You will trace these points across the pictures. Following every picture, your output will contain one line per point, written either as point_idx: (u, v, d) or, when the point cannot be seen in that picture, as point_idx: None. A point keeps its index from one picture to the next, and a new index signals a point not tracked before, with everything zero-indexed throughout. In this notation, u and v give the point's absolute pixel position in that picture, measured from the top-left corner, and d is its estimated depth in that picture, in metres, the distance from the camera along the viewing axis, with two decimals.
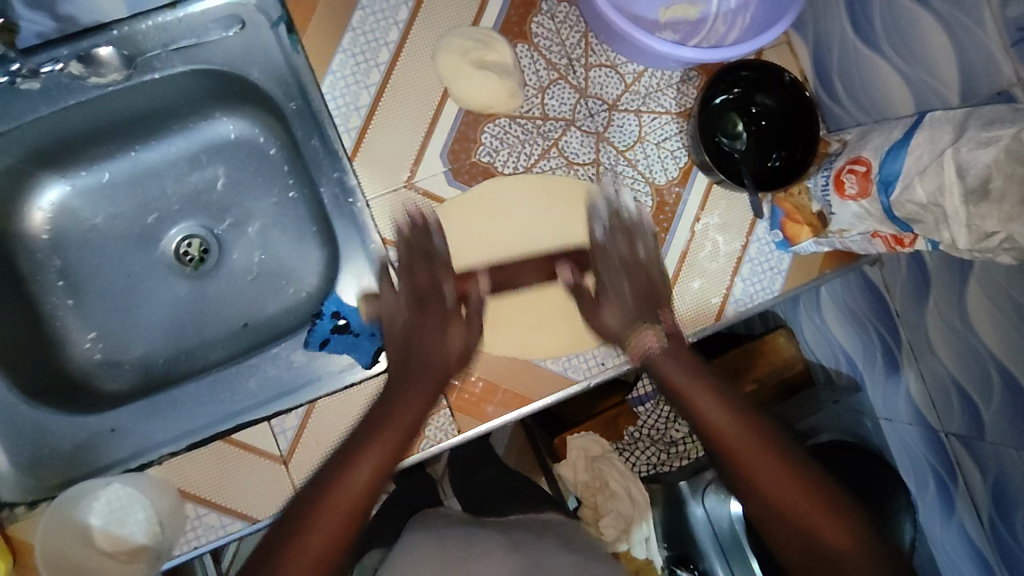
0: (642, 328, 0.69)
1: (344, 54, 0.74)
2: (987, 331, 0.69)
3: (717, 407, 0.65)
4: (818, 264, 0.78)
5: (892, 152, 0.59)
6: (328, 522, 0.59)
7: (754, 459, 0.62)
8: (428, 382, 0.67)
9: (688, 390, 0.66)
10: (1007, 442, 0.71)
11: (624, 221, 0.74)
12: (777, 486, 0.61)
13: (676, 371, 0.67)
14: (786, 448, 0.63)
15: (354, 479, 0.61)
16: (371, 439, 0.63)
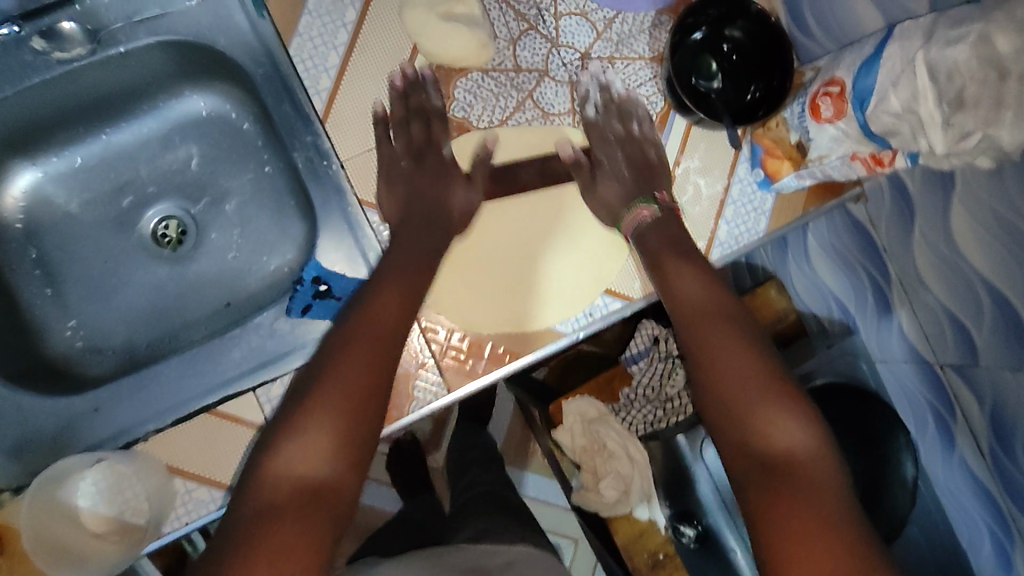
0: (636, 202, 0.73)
1: (310, 16, 0.73)
2: (974, 253, 0.68)
3: (697, 287, 0.65)
4: (801, 203, 0.78)
5: (865, 66, 0.59)
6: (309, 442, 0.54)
7: (718, 336, 0.61)
8: (401, 297, 0.64)
9: (667, 262, 0.68)
10: (1001, 365, 0.70)
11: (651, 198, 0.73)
12: (724, 375, 0.59)
13: (656, 237, 0.70)
14: (750, 338, 0.61)
15: (325, 408, 0.56)
16: (334, 363, 0.58)
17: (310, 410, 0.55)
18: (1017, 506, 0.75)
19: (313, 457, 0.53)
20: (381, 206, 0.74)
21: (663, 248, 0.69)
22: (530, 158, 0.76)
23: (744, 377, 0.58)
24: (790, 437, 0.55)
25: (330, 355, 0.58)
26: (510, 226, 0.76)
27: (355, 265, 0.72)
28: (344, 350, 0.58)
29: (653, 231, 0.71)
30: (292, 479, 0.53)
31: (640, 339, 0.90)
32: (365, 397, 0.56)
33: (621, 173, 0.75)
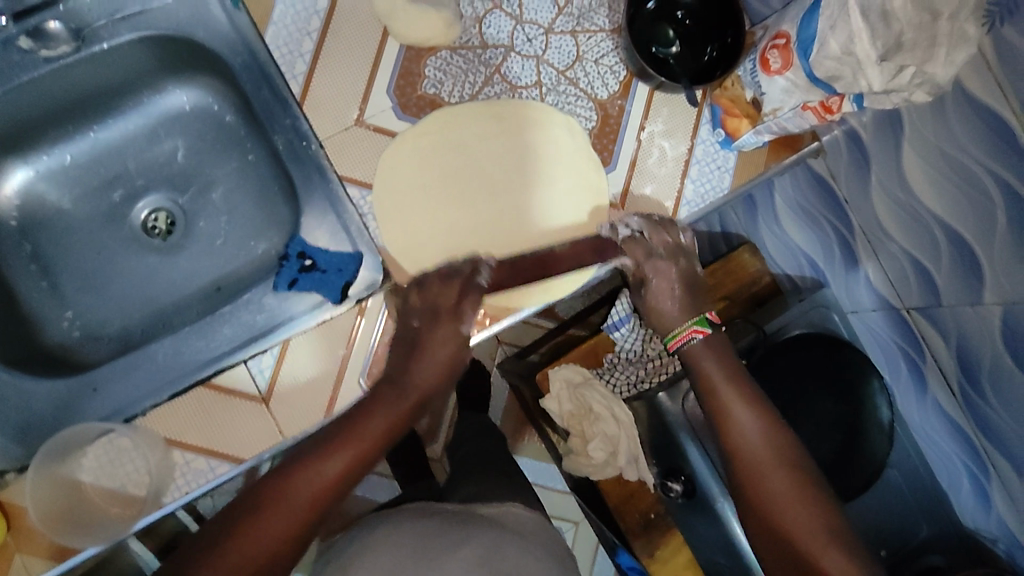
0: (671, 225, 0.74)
1: (283, 5, 0.76)
2: (926, 193, 0.72)
3: (758, 430, 0.62)
4: (763, 159, 0.81)
5: (806, 17, 0.62)
6: (286, 517, 0.50)
7: (772, 477, 0.60)
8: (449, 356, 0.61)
9: (724, 394, 0.64)
10: (962, 300, 0.74)
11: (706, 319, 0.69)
12: (795, 518, 0.58)
13: (718, 367, 0.66)
14: (822, 497, 0.59)
15: (321, 474, 0.52)
16: (339, 438, 0.54)
17: (245, 517, 0.49)
18: (987, 438, 0.79)
19: (251, 553, 0.48)
20: (361, 182, 0.77)
21: (715, 374, 0.66)
22: (495, 129, 0.78)
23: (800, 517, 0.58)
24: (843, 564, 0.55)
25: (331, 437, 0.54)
26: (490, 137, 0.78)
27: (338, 237, 0.75)
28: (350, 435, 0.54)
29: (708, 358, 0.67)
30: (268, 543, 0.49)
31: (622, 308, 0.94)
32: (295, 535, 0.50)
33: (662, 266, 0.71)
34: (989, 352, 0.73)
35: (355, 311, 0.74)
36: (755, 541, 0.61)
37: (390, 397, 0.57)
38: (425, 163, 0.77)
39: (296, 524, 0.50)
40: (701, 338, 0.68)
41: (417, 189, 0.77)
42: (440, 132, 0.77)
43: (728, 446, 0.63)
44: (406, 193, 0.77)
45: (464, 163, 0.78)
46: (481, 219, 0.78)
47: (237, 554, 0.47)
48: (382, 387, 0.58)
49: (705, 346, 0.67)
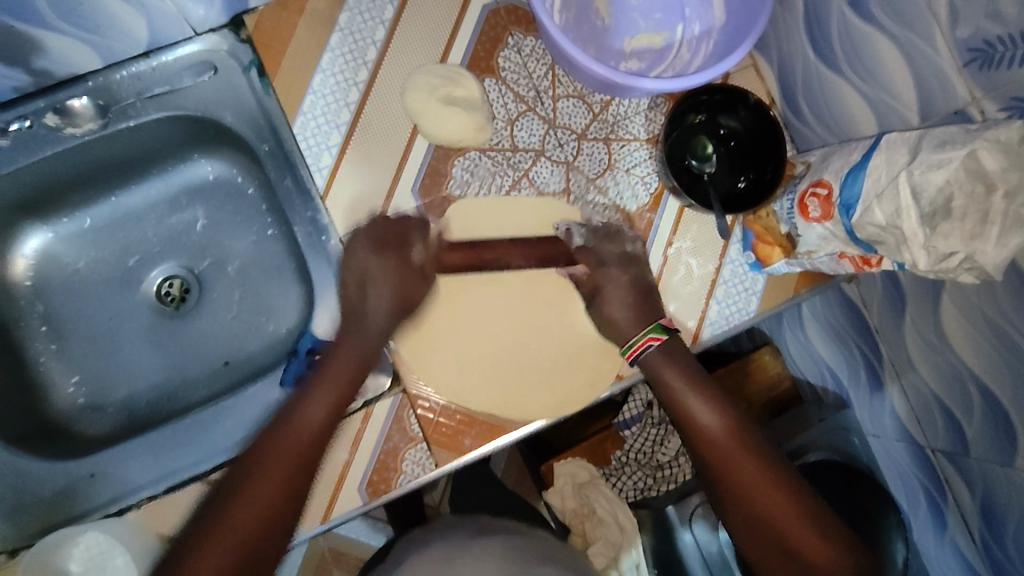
0: (641, 332, 0.71)
1: (314, 95, 0.75)
2: (962, 345, 0.69)
3: (715, 423, 0.69)
4: (792, 284, 0.78)
5: (851, 174, 0.60)
6: (270, 486, 0.61)
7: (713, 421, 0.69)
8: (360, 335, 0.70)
9: (690, 402, 0.70)
10: (991, 459, 0.70)
11: (661, 325, 0.71)
12: (774, 511, 0.65)
13: (675, 374, 0.70)
14: (774, 462, 0.67)
15: (241, 510, 0.60)
16: (337, 346, 0.70)
17: (243, 480, 0.61)
18: None
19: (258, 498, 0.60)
20: None
21: (680, 383, 0.70)
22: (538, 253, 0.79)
23: (782, 516, 0.64)
24: (830, 562, 0.62)
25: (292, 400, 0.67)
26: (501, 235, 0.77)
27: None
28: (287, 438, 0.63)
29: (667, 368, 0.70)
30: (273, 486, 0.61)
31: (634, 404, 1.00)
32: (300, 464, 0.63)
33: (624, 295, 0.72)
34: (1016, 514, 0.69)
35: (361, 415, 0.71)
36: (763, 570, 0.65)
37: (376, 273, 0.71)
38: (462, 291, 0.77)
39: (275, 501, 0.61)
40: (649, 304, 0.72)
41: (453, 320, 0.76)
42: (482, 266, 0.78)
43: (696, 444, 0.69)
44: (446, 324, 0.76)
45: (501, 288, 0.78)
46: (516, 323, 0.77)
47: (235, 531, 0.59)
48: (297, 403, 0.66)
49: (660, 353, 0.70)
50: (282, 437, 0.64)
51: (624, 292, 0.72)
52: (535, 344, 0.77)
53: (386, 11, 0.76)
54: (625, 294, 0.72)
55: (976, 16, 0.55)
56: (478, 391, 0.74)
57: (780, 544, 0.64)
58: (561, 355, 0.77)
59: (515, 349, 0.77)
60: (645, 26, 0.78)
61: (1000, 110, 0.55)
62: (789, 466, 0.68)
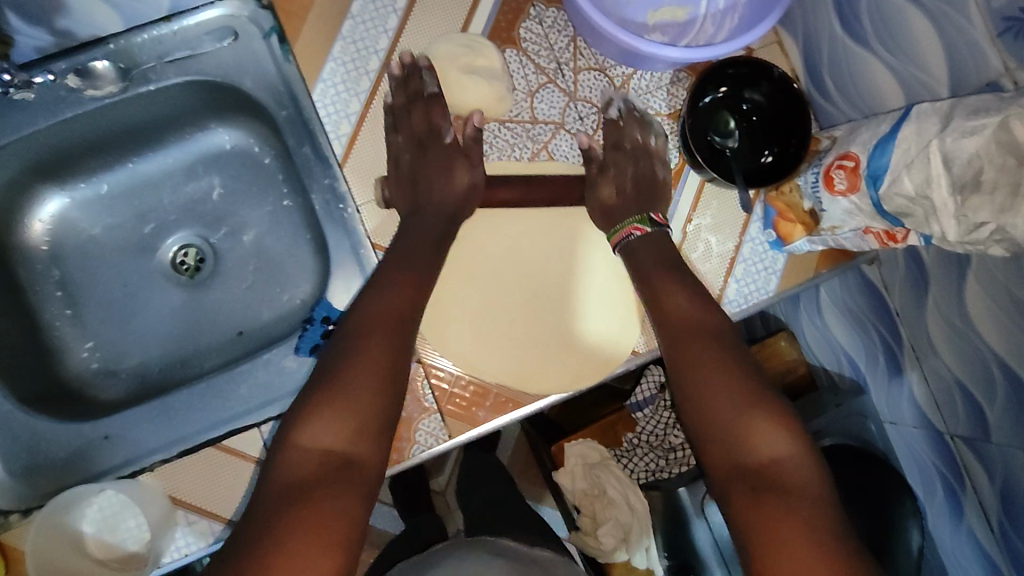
0: (627, 220, 0.75)
1: (334, 62, 0.75)
2: (986, 327, 0.68)
3: (690, 305, 0.69)
4: (813, 264, 0.77)
5: (879, 145, 0.59)
6: (365, 401, 0.61)
7: (698, 364, 0.65)
8: (401, 287, 0.67)
9: (652, 278, 0.71)
10: (1013, 444, 0.69)
11: (648, 218, 0.74)
12: (723, 413, 0.62)
13: (649, 263, 0.72)
14: (736, 362, 0.65)
15: (319, 431, 0.59)
16: (381, 281, 0.67)
17: (285, 441, 0.59)
18: None
19: (325, 442, 0.59)
20: None
21: (647, 261, 0.72)
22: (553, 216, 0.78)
23: (734, 416, 0.62)
24: (777, 449, 0.60)
25: (341, 359, 0.63)
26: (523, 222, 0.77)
27: None
28: (334, 392, 0.61)
29: (640, 247, 0.73)
30: (343, 424, 0.60)
31: (648, 386, 0.96)
32: (359, 424, 0.60)
33: (625, 185, 0.76)
34: None
35: None
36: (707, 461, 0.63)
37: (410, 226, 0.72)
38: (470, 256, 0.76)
39: (350, 432, 0.60)
40: (640, 235, 0.74)
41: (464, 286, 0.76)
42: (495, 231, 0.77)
43: (663, 334, 0.69)
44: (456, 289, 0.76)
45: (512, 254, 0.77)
46: (539, 308, 0.77)
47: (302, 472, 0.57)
48: (341, 367, 0.62)
49: (641, 239, 0.73)
50: (339, 381, 0.61)
51: (626, 184, 0.76)
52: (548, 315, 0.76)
53: None
54: (624, 188, 0.76)
55: None
56: (491, 363, 0.74)
57: (726, 435, 0.61)
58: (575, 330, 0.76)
59: (530, 322, 0.76)
60: None
61: None
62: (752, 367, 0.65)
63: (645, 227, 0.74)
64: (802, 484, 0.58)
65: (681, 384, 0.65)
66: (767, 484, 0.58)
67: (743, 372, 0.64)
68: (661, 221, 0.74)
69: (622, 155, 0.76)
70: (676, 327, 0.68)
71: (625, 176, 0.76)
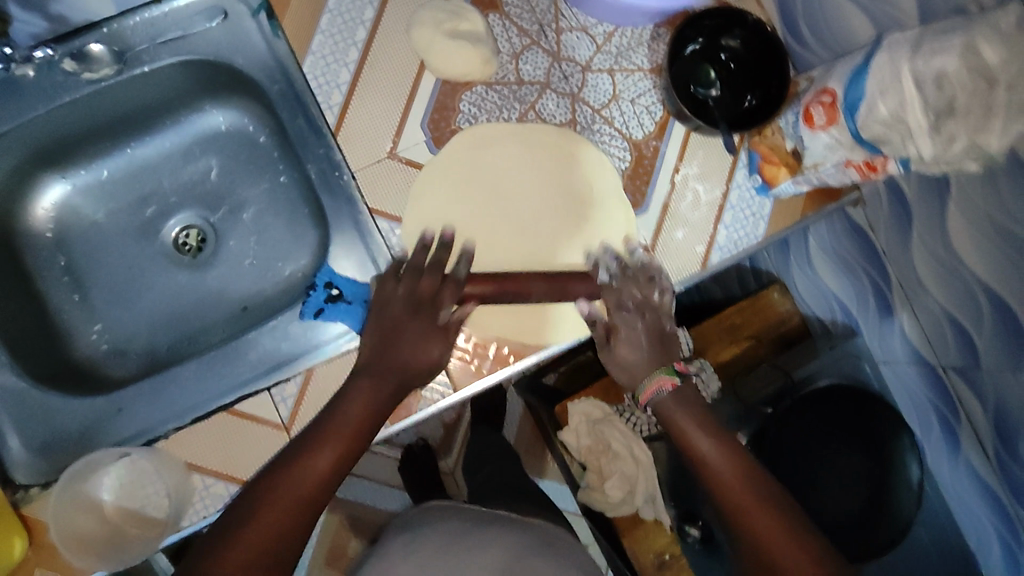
0: (655, 373, 0.71)
1: (322, 35, 0.76)
2: (970, 254, 0.70)
3: (714, 448, 0.68)
4: (799, 207, 0.79)
5: (854, 76, 0.61)
6: (285, 510, 0.59)
7: (740, 493, 0.64)
8: (380, 380, 0.67)
9: (689, 437, 0.69)
10: (1003, 369, 0.71)
11: (674, 369, 0.72)
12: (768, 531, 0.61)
13: (686, 421, 0.69)
14: (793, 522, 0.62)
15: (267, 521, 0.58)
16: (370, 375, 0.67)
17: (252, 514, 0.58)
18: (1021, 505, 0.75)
19: (260, 540, 0.57)
20: (390, 214, 0.76)
21: (689, 427, 0.69)
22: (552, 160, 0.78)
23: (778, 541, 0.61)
24: None
25: (278, 471, 0.61)
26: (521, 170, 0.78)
27: (365, 268, 0.76)
28: (284, 477, 0.60)
29: (684, 422, 0.69)
30: (270, 533, 0.58)
31: None
32: (308, 501, 0.60)
33: (638, 339, 0.73)
34: None
35: None
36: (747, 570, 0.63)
37: (417, 326, 0.70)
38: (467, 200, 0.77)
39: (268, 557, 0.56)
40: (671, 390, 0.70)
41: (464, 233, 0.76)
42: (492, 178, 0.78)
43: (695, 468, 0.68)
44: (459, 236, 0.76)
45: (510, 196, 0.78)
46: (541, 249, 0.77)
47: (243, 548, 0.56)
48: (335, 415, 0.65)
49: (672, 398, 0.70)
50: (288, 481, 0.60)
51: (640, 335, 0.73)
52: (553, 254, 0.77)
53: None
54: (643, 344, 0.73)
55: None
56: (493, 317, 0.75)
57: None
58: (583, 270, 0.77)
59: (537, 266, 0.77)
60: None
61: None
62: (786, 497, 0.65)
63: (676, 381, 0.71)
64: None
65: (720, 493, 0.66)
66: None
67: (792, 518, 0.62)
68: (686, 372, 0.72)
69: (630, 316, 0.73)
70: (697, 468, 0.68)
71: (637, 321, 0.73)
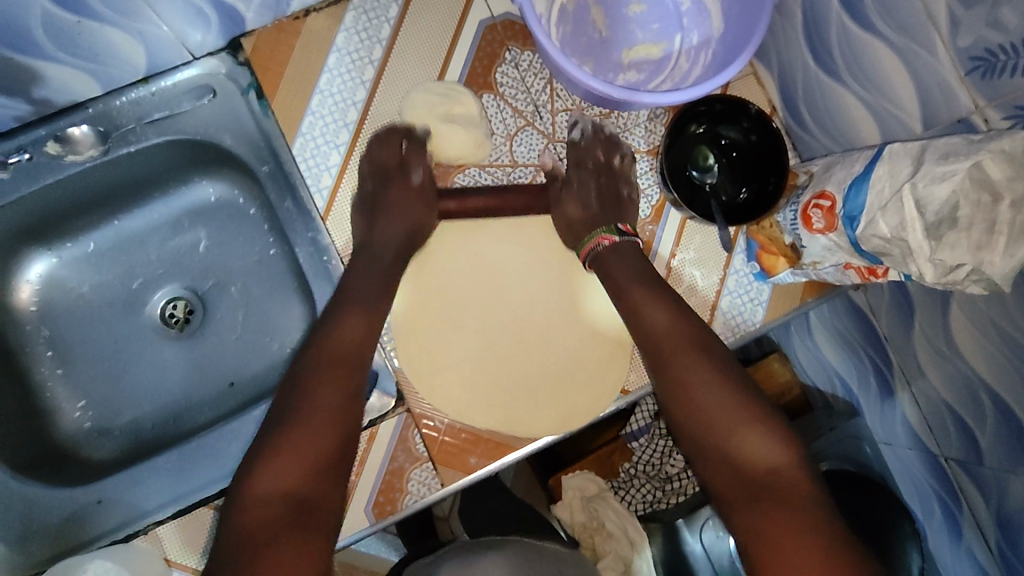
0: (595, 232, 0.75)
1: (312, 116, 0.75)
2: (972, 353, 0.67)
3: (664, 319, 0.68)
4: (798, 293, 0.78)
5: (855, 185, 0.59)
6: (270, 507, 0.57)
7: (681, 365, 0.66)
8: (335, 370, 0.66)
9: (633, 295, 0.70)
10: (1006, 468, 0.68)
11: (616, 229, 0.75)
12: (718, 413, 0.63)
13: (624, 275, 0.71)
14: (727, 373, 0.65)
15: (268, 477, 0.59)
16: (317, 373, 0.65)
17: (242, 511, 0.58)
18: None
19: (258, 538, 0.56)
20: None
21: (625, 279, 0.71)
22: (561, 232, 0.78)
23: (724, 415, 0.63)
24: (767, 455, 0.60)
25: (262, 452, 0.61)
26: (521, 242, 0.79)
27: None
28: (264, 468, 0.60)
29: (613, 261, 0.73)
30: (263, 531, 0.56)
31: (641, 415, 0.95)
32: (291, 506, 0.58)
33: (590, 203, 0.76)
34: None
35: (366, 436, 0.71)
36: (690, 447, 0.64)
37: (353, 309, 0.69)
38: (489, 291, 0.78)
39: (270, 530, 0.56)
40: (608, 245, 0.74)
41: (483, 313, 0.77)
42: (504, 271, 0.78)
43: (640, 339, 0.69)
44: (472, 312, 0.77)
45: (521, 288, 0.78)
46: (542, 345, 0.77)
47: (254, 517, 0.57)
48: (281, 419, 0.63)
49: (609, 250, 0.73)
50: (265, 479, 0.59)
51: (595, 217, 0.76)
52: (551, 350, 0.77)
53: (383, 29, 0.76)
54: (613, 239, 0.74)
55: (976, 24, 0.53)
56: (481, 408, 0.74)
57: (720, 446, 0.62)
58: (575, 364, 0.77)
59: (535, 361, 0.77)
60: (643, 37, 0.77)
61: (1004, 118, 0.54)
62: (737, 370, 0.66)
63: (615, 238, 0.74)
64: (807, 508, 0.57)
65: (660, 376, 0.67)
66: (755, 483, 0.59)
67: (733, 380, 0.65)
68: (629, 231, 0.75)
69: (585, 174, 0.77)
70: (645, 344, 0.69)
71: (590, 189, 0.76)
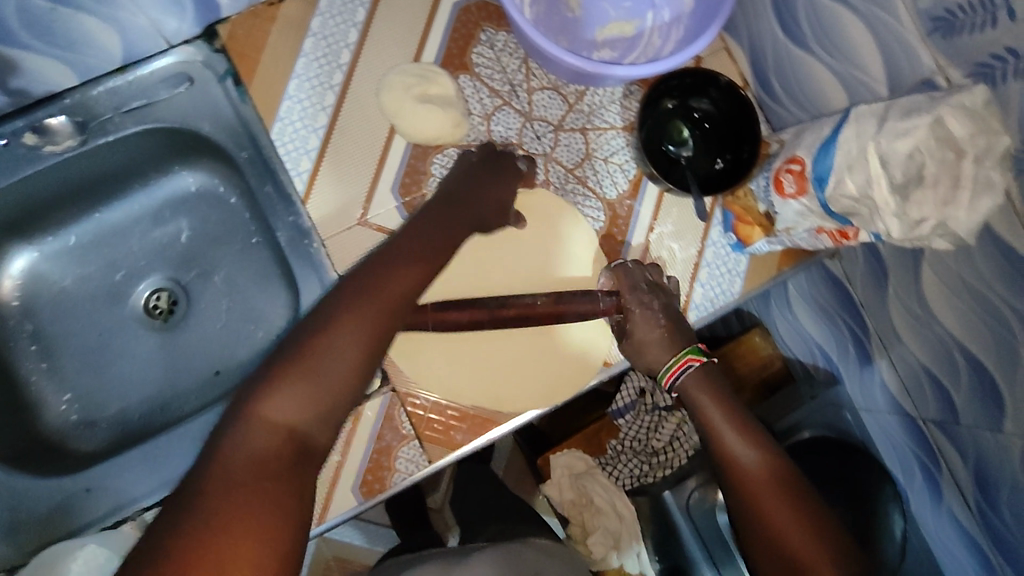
0: (681, 351, 0.71)
1: (290, 100, 0.75)
2: (944, 313, 0.69)
3: (749, 453, 0.69)
4: (775, 263, 0.79)
5: (823, 148, 0.61)
6: (256, 470, 0.49)
7: (768, 499, 0.66)
8: (383, 307, 0.57)
9: (721, 427, 0.70)
10: (981, 426, 0.70)
11: (700, 348, 0.72)
12: (800, 549, 0.63)
13: (709, 402, 0.71)
14: (810, 511, 0.66)
15: (283, 403, 0.52)
16: (369, 288, 0.58)
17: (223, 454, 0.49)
18: (1004, 559, 0.73)
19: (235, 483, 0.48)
20: None
21: (713, 412, 0.70)
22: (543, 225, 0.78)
23: (806, 551, 0.63)
24: None
25: (280, 369, 0.53)
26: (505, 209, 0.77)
27: None
28: (282, 378, 0.53)
29: (700, 391, 0.71)
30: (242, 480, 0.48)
31: (627, 392, 0.95)
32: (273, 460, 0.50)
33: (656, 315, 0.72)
34: (1008, 479, 0.69)
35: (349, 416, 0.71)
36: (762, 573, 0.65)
37: (414, 259, 0.61)
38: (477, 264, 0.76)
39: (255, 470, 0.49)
40: (698, 365, 0.71)
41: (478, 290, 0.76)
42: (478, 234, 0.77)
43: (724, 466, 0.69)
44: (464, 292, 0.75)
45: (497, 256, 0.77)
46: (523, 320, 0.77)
47: (250, 453, 0.49)
48: (310, 342, 0.54)
49: (695, 377, 0.71)
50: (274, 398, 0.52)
51: (656, 315, 0.72)
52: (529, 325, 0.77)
53: (358, 13, 0.76)
54: (658, 321, 0.72)
55: None
56: (465, 383, 0.74)
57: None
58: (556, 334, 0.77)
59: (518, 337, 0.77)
60: (615, 15, 0.78)
61: (965, 76, 0.55)
62: (814, 502, 0.67)
63: (702, 360, 0.71)
64: None
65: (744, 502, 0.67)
66: None
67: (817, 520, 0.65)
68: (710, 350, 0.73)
69: (642, 293, 0.73)
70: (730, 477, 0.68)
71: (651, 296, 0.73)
